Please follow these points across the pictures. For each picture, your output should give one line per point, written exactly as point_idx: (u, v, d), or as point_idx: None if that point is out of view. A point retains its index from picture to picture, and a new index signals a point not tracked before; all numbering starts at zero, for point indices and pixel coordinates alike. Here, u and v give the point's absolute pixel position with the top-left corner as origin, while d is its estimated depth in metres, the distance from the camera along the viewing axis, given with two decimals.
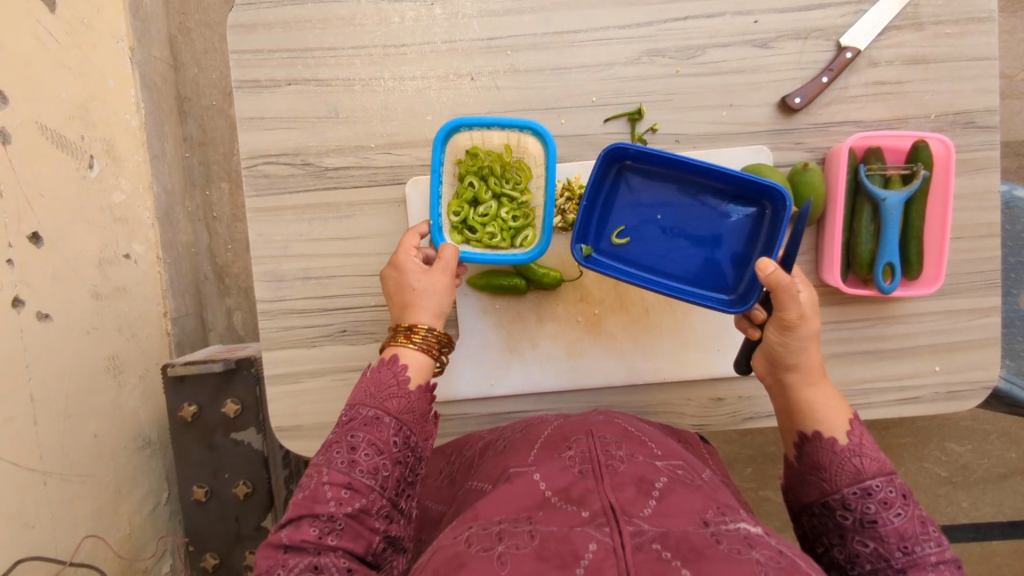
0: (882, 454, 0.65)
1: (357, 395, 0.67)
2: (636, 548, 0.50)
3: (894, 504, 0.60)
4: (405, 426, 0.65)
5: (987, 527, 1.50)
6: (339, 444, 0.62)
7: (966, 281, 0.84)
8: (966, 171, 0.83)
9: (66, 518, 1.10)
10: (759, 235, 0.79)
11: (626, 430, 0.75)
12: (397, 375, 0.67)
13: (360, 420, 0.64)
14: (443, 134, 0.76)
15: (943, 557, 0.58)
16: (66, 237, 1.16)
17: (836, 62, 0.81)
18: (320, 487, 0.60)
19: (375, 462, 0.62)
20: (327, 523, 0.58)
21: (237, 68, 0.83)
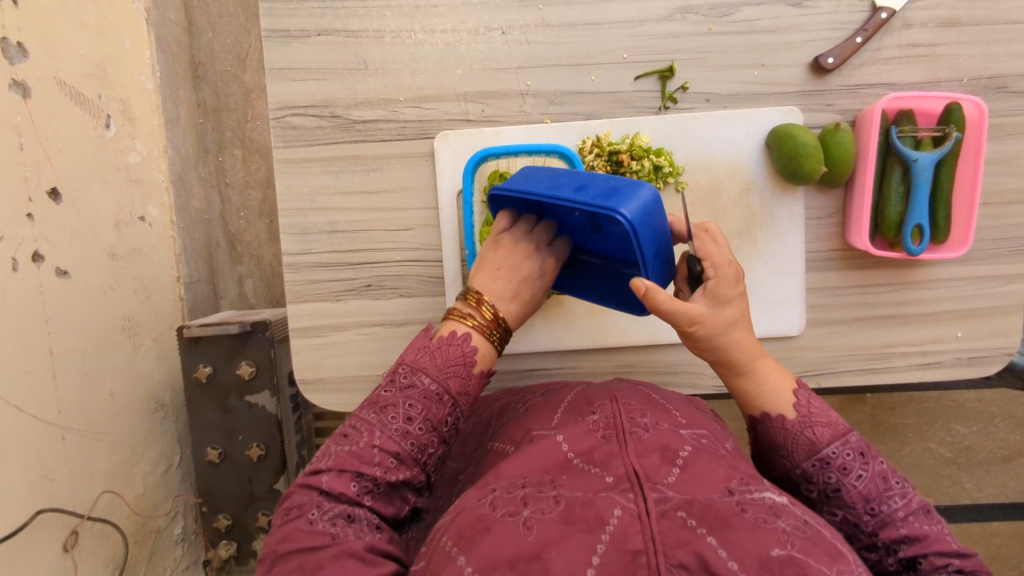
0: (831, 413, 0.65)
1: (422, 359, 0.67)
2: (662, 516, 0.49)
3: (853, 468, 0.60)
4: (458, 409, 0.67)
5: (989, 508, 1.51)
6: (397, 411, 0.63)
7: (992, 248, 0.84)
8: (996, 136, 0.83)
9: (83, 473, 1.10)
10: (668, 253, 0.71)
11: (650, 395, 0.72)
12: (465, 352, 0.68)
13: (419, 389, 0.65)
14: (472, 166, 0.83)
15: (910, 508, 0.59)
16: (84, 195, 1.15)
17: (871, 22, 0.80)
18: (369, 448, 0.60)
19: (425, 438, 0.63)
20: (368, 484, 0.59)
21: (267, 17, 0.82)
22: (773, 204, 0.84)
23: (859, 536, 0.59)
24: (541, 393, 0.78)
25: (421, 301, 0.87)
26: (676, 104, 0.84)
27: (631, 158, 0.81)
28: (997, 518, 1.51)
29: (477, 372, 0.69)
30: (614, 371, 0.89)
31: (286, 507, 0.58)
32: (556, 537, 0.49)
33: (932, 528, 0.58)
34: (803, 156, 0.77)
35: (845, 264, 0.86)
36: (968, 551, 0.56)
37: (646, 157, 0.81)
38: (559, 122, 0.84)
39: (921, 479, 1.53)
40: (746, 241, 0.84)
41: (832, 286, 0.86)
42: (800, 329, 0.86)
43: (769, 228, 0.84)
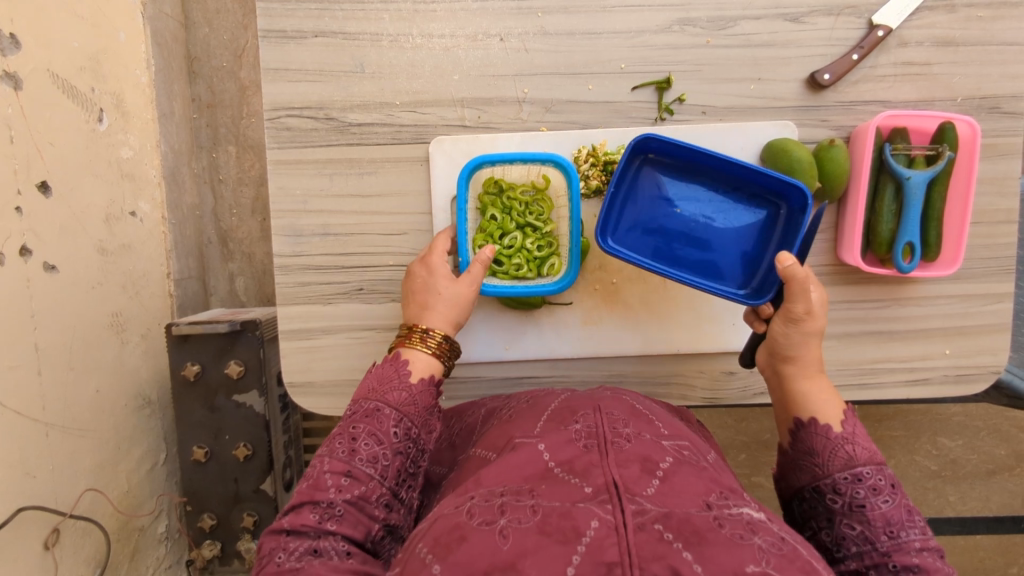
0: (871, 444, 0.66)
1: (361, 391, 0.69)
2: (639, 528, 0.49)
3: (883, 490, 0.60)
4: (407, 418, 0.66)
5: (972, 521, 1.52)
6: (341, 434, 0.64)
7: (981, 266, 0.85)
8: (988, 156, 0.84)
9: (66, 470, 1.09)
10: (770, 235, 0.80)
11: (634, 405, 0.71)
12: (399, 369, 0.70)
13: (360, 412, 0.66)
14: (467, 173, 0.79)
15: (926, 545, 0.57)
16: (74, 189, 1.14)
17: (867, 40, 0.81)
18: (321, 476, 0.61)
19: (375, 451, 0.63)
20: (327, 510, 0.59)
21: (265, 17, 0.82)
22: None
23: (871, 557, 0.57)
24: (527, 399, 0.78)
25: None
26: (672, 115, 0.84)
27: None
28: (980, 531, 1.52)
29: (418, 382, 0.70)
30: (604, 381, 0.89)
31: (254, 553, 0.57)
32: (532, 547, 0.49)
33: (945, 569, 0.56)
34: (798, 171, 0.78)
35: (837, 280, 0.86)
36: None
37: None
38: (556, 130, 0.84)
39: (906, 492, 1.54)
40: None
41: None
42: None
43: None
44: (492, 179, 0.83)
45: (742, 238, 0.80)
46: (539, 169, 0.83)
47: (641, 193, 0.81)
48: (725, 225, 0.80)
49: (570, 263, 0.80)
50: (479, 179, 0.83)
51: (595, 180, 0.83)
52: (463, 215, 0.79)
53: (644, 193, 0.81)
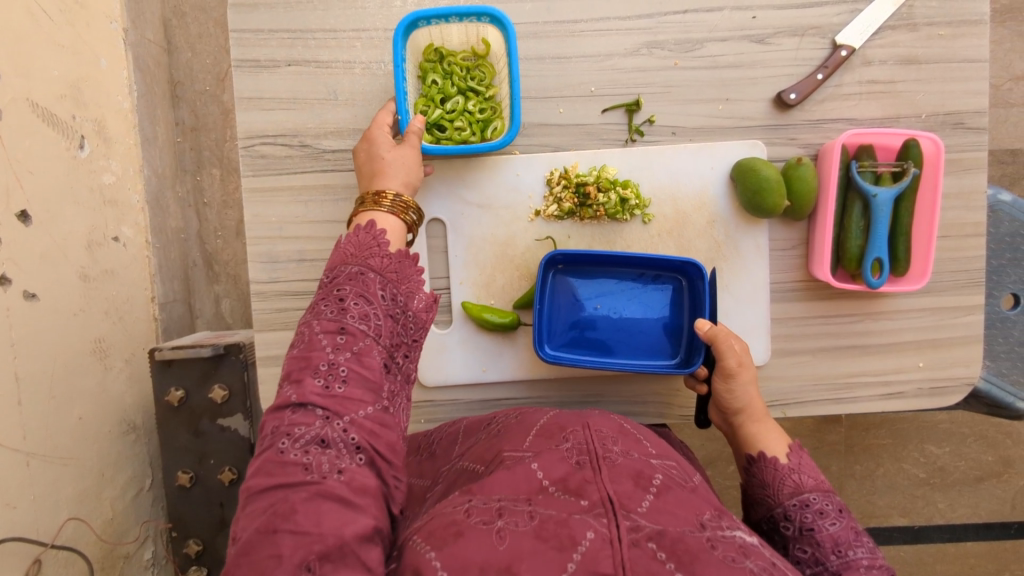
0: (820, 473, 0.73)
1: (337, 257, 0.64)
2: (633, 544, 0.49)
3: (829, 514, 0.67)
4: (393, 282, 0.63)
5: (962, 528, 1.53)
6: (327, 299, 0.60)
7: (951, 279, 0.86)
8: (954, 171, 0.85)
9: (48, 499, 1.08)
10: (682, 303, 0.85)
11: (622, 424, 0.71)
12: (376, 236, 0.66)
13: (343, 277, 0.62)
14: (403, 29, 0.76)
15: (874, 562, 0.63)
16: (54, 216, 1.14)
17: (831, 60, 0.82)
18: (313, 340, 0.58)
19: (366, 310, 0.60)
20: (328, 376, 0.57)
21: (237, 47, 0.83)
22: (738, 236, 0.85)
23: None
24: (513, 415, 0.78)
25: None
26: (642, 137, 0.85)
27: (597, 190, 0.82)
28: (970, 537, 1.53)
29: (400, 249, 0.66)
30: (582, 401, 0.89)
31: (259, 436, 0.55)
32: (527, 552, 0.49)
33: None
34: (767, 190, 0.79)
35: (810, 296, 0.87)
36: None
37: (612, 189, 0.83)
38: (528, 154, 0.85)
39: (896, 501, 1.54)
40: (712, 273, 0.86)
41: (796, 317, 0.87)
42: (766, 359, 0.86)
43: (733, 259, 0.86)
44: (430, 46, 0.81)
45: (659, 313, 0.85)
46: (477, 32, 0.80)
47: (561, 299, 0.85)
48: (641, 306, 0.85)
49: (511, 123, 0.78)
50: (418, 46, 0.80)
51: (567, 202, 0.83)
52: (401, 74, 0.76)
53: (563, 299, 0.85)
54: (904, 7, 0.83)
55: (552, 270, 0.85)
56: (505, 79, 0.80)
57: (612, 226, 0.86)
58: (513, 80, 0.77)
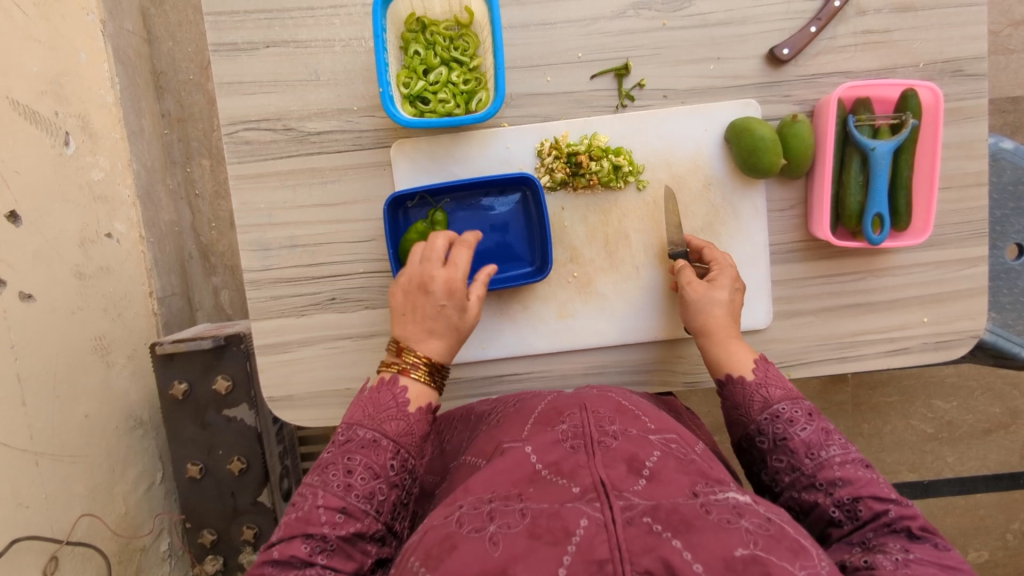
0: (787, 383, 0.73)
1: (354, 415, 0.69)
2: (628, 523, 0.49)
3: (800, 420, 0.67)
4: (403, 450, 0.68)
5: (971, 480, 1.53)
6: (336, 466, 0.65)
7: (954, 232, 0.84)
8: (953, 121, 0.83)
9: (60, 497, 1.09)
10: (531, 213, 0.85)
11: (620, 402, 0.71)
12: (396, 396, 0.70)
13: (355, 442, 0.67)
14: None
15: (847, 457, 0.64)
16: (45, 216, 1.12)
17: (825, 11, 0.80)
18: (315, 509, 0.62)
19: (371, 485, 0.64)
20: (319, 542, 0.60)
21: (213, 31, 0.80)
22: (735, 198, 0.84)
23: (800, 480, 0.65)
24: (513, 404, 0.77)
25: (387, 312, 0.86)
26: (633, 101, 0.83)
27: (589, 158, 0.81)
28: (980, 489, 1.53)
29: (410, 412, 0.70)
30: (586, 374, 0.88)
31: None
32: (521, 551, 0.49)
33: (865, 474, 0.63)
34: (762, 149, 0.77)
35: (811, 255, 0.85)
36: (899, 497, 0.61)
37: (604, 157, 0.81)
38: (517, 126, 0.83)
39: (905, 457, 1.54)
40: (710, 237, 0.85)
41: (798, 277, 0.86)
42: (767, 323, 0.85)
43: (732, 223, 0.84)
44: (412, 16, 0.79)
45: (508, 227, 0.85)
46: None
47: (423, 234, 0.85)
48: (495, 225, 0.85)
49: (496, 96, 0.76)
50: (400, 16, 0.78)
51: (559, 172, 0.82)
52: (381, 46, 0.74)
53: None
54: None
55: (405, 209, 0.85)
56: (489, 49, 0.78)
57: (607, 195, 0.84)
58: (498, 52, 0.75)
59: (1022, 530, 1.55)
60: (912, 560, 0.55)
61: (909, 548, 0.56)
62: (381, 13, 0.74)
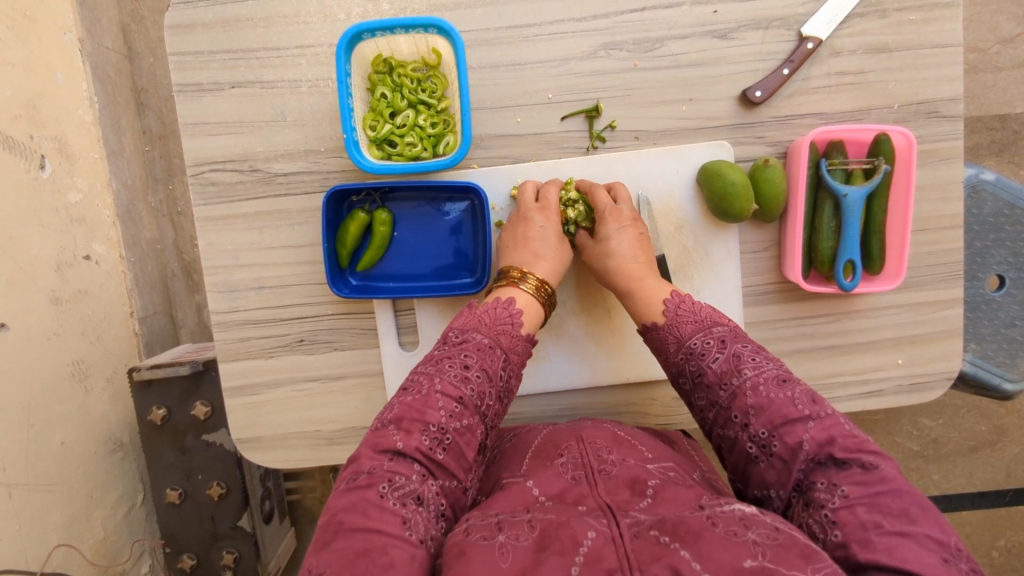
0: (700, 311, 0.70)
1: (470, 322, 0.69)
2: (635, 537, 0.49)
3: (710, 351, 0.66)
4: (510, 365, 0.69)
5: (956, 498, 1.53)
6: (453, 360, 0.65)
7: (928, 274, 0.84)
8: (929, 162, 0.82)
9: (35, 527, 1.08)
10: (478, 223, 0.83)
11: (616, 432, 0.71)
12: (512, 314, 0.71)
13: (472, 342, 0.67)
14: (345, 42, 0.71)
15: (760, 381, 0.62)
16: (18, 243, 1.11)
17: (797, 53, 0.79)
18: (433, 395, 0.62)
19: (484, 388, 0.64)
20: (438, 435, 0.60)
21: (177, 71, 0.79)
22: (706, 239, 0.83)
23: (721, 415, 0.64)
24: (511, 438, 0.77)
25: (356, 354, 0.85)
26: (604, 143, 0.82)
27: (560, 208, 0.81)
28: (965, 506, 1.53)
29: (523, 335, 0.71)
30: (558, 414, 0.87)
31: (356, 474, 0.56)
32: (531, 564, 0.48)
33: (778, 395, 0.60)
34: (733, 194, 0.76)
35: (784, 297, 0.84)
36: (817, 413, 0.59)
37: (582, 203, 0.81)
38: (486, 167, 0.82)
39: None
40: (682, 279, 0.84)
41: (771, 319, 0.85)
42: None
43: (704, 266, 0.83)
44: (379, 57, 0.77)
45: (453, 234, 0.83)
46: (426, 42, 0.76)
47: None
48: (440, 228, 0.83)
49: (461, 141, 0.75)
50: (366, 58, 0.76)
51: None
52: (346, 91, 0.73)
53: None
54: None
55: (350, 203, 0.82)
56: (457, 93, 0.77)
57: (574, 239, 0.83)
58: (463, 97, 0.73)
59: (1008, 547, 1.54)
60: (839, 505, 0.52)
61: (835, 484, 0.54)
62: (345, 57, 0.73)
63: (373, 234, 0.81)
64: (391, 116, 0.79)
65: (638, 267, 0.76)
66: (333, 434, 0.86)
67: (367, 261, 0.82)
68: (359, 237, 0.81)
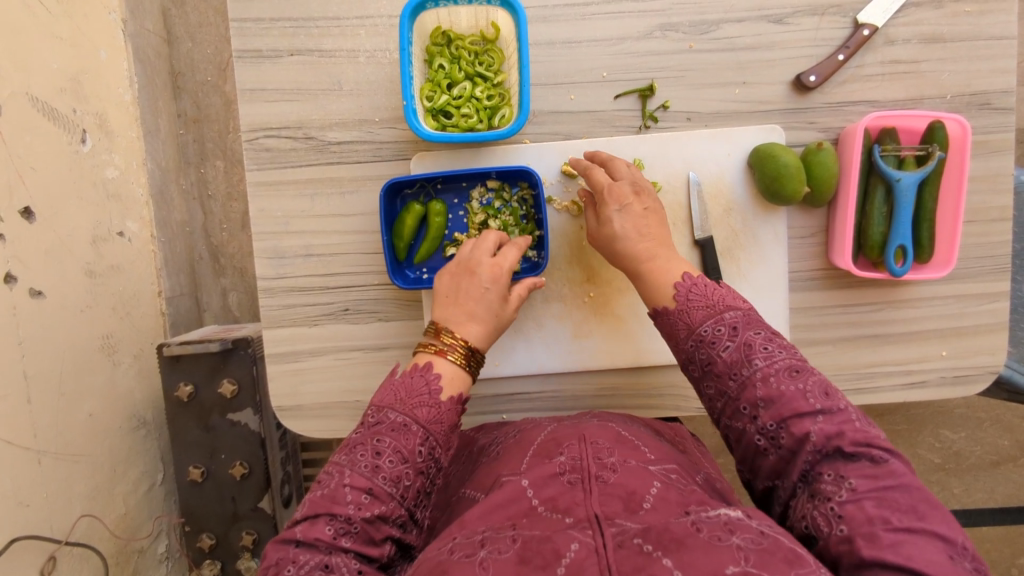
0: (708, 295, 0.66)
1: (386, 398, 0.66)
2: (619, 546, 0.48)
3: (721, 339, 0.63)
4: (432, 438, 0.65)
5: (978, 513, 1.51)
6: (365, 446, 0.62)
7: (975, 266, 0.83)
8: (980, 153, 0.82)
9: (61, 496, 1.08)
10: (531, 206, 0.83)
11: (620, 432, 0.69)
12: (429, 383, 0.67)
13: (386, 424, 0.64)
14: (410, 11, 0.72)
15: (774, 371, 0.59)
16: (57, 212, 1.12)
17: (853, 39, 0.79)
18: (340, 488, 0.60)
19: (398, 470, 0.62)
20: (343, 524, 0.58)
21: (238, 37, 0.80)
22: (755, 223, 0.83)
23: (730, 405, 0.61)
24: (514, 434, 0.75)
25: (400, 325, 0.85)
26: (656, 123, 0.83)
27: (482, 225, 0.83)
28: (986, 523, 1.51)
29: (446, 401, 0.67)
30: (597, 394, 0.87)
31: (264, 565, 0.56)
32: None
33: (788, 387, 0.58)
34: (786, 176, 0.76)
35: (831, 284, 0.84)
36: (830, 407, 0.57)
37: (499, 217, 0.83)
38: (538, 143, 0.83)
39: None
40: (729, 262, 0.84)
41: (816, 305, 0.85)
42: None
43: (753, 249, 0.83)
44: (438, 29, 0.78)
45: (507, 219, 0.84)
46: (486, 15, 0.77)
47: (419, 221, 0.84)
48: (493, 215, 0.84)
49: (519, 112, 0.75)
50: (426, 29, 0.77)
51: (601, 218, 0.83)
52: (407, 58, 0.73)
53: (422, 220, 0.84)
54: None
55: (403, 197, 0.83)
56: (515, 65, 0.78)
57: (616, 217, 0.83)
58: (523, 68, 0.74)
59: None
60: (847, 498, 0.52)
61: (843, 477, 0.53)
62: (408, 25, 0.74)
63: (430, 225, 0.82)
64: (447, 87, 0.80)
65: (646, 246, 0.72)
66: None
67: (425, 254, 0.83)
68: (415, 229, 0.81)
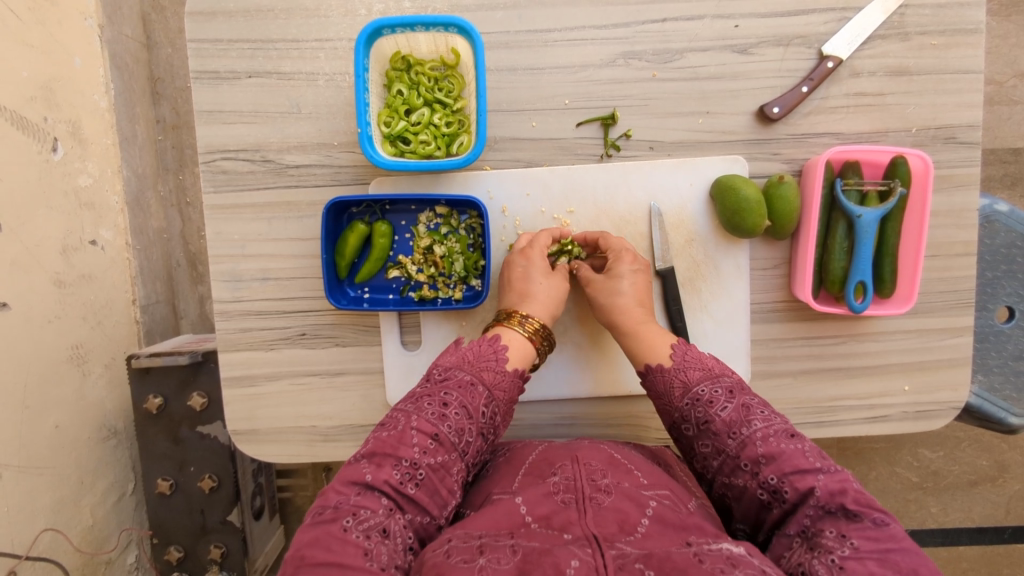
0: (704, 359, 0.70)
1: (453, 361, 0.70)
2: (620, 569, 0.48)
3: (718, 399, 0.66)
4: (494, 402, 0.68)
5: (955, 533, 1.51)
6: (432, 398, 0.65)
7: (938, 301, 0.83)
8: (944, 187, 0.81)
9: (23, 511, 1.07)
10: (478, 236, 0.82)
11: (613, 454, 0.69)
12: (496, 350, 0.71)
13: (453, 380, 0.68)
14: (365, 37, 0.71)
15: (771, 432, 0.62)
16: (25, 223, 1.11)
17: (817, 71, 0.78)
18: (408, 431, 0.62)
19: (462, 424, 0.65)
20: (409, 469, 0.60)
21: (196, 58, 0.79)
22: (717, 255, 0.82)
23: (728, 463, 0.64)
24: (504, 451, 0.75)
25: (358, 350, 0.84)
26: (618, 152, 0.82)
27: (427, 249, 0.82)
28: (963, 542, 1.51)
29: (508, 371, 0.71)
30: (556, 423, 0.86)
31: (327, 505, 0.57)
32: None
33: (788, 447, 0.61)
34: (746, 210, 0.75)
35: (793, 316, 0.84)
36: (827, 467, 0.59)
37: (445, 243, 0.82)
38: (499, 170, 0.82)
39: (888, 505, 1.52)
40: (690, 293, 0.83)
41: (778, 338, 0.84)
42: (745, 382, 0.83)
43: (714, 280, 0.82)
44: (397, 54, 0.77)
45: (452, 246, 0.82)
46: (446, 41, 0.76)
47: None
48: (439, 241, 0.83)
49: (477, 141, 0.74)
50: (384, 54, 0.76)
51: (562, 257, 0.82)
52: (362, 85, 0.72)
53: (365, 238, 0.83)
54: (896, 15, 0.79)
55: (350, 214, 0.82)
56: (474, 93, 0.77)
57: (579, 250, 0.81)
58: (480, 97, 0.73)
59: None
60: (850, 555, 0.51)
61: (845, 535, 0.53)
62: (364, 52, 0.73)
63: (373, 245, 0.81)
64: (406, 113, 0.79)
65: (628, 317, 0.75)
66: (330, 431, 0.85)
67: (366, 274, 0.82)
68: (358, 249, 0.80)
